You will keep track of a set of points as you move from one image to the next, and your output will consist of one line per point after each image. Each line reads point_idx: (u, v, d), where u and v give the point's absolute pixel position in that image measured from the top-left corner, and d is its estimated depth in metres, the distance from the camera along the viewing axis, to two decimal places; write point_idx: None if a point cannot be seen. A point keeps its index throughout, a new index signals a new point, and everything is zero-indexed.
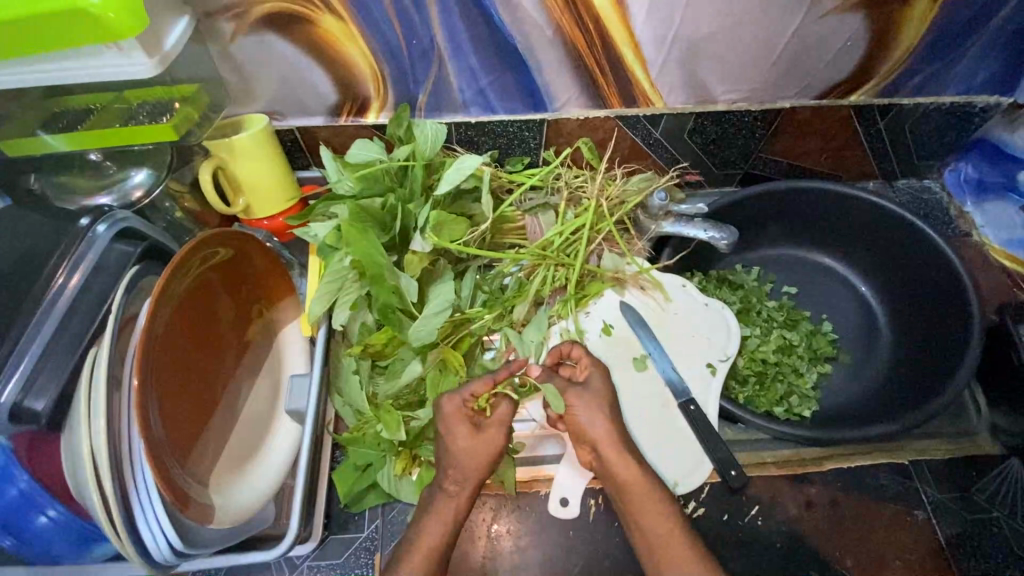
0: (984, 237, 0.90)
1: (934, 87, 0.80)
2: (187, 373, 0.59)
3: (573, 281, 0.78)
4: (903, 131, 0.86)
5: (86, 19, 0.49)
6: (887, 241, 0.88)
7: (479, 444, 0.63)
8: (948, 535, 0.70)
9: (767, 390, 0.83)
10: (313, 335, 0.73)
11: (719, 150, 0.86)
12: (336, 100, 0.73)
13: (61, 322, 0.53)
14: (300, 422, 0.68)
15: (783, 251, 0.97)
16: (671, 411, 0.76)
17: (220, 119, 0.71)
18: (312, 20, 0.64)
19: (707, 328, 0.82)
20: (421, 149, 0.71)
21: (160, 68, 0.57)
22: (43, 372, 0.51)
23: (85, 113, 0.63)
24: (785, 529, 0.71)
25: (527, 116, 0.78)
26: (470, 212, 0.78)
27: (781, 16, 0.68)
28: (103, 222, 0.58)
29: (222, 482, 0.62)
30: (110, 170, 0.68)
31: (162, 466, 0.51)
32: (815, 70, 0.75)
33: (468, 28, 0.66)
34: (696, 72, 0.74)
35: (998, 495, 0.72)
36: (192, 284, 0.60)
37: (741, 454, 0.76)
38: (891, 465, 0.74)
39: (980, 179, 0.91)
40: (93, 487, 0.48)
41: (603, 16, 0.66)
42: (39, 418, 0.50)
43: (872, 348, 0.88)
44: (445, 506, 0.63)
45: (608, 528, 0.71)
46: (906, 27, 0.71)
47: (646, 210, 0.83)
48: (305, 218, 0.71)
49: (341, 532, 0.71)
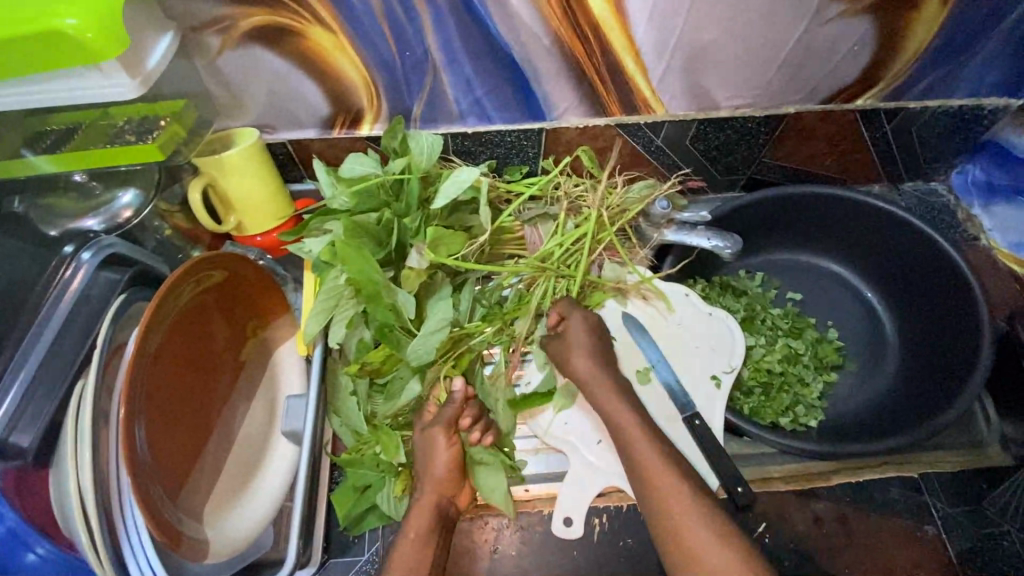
0: (992, 241, 0.88)
1: (942, 90, 0.78)
2: (178, 400, 0.57)
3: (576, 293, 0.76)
4: (910, 135, 0.84)
5: (63, 41, 0.47)
6: (894, 247, 0.86)
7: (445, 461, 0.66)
8: (958, 549, 0.69)
9: (773, 400, 0.81)
10: (308, 354, 0.71)
11: (722, 156, 0.85)
12: (328, 112, 0.71)
13: (47, 354, 0.51)
14: (297, 443, 0.67)
15: (788, 256, 0.95)
16: (675, 425, 0.74)
17: (209, 135, 0.69)
18: (301, 32, 0.61)
19: (711, 338, 0.80)
20: (418, 162, 0.69)
21: (144, 88, 0.55)
22: (30, 406, 0.49)
23: (68, 132, 0.61)
24: (793, 545, 0.70)
25: (525, 126, 0.76)
26: (468, 224, 0.76)
27: (786, 21, 0.66)
28: (88, 249, 0.57)
29: (215, 511, 0.60)
30: (96, 190, 0.66)
31: (151, 501, 0.49)
32: (820, 76, 0.73)
33: (463, 38, 0.64)
34: (698, 79, 0.72)
35: (1009, 508, 0.71)
36: (183, 308, 0.58)
37: (746, 469, 0.75)
38: (899, 478, 0.73)
39: (988, 181, 0.88)
40: (79, 523, 0.46)
41: (602, 23, 0.64)
42: (25, 453, 0.48)
43: (879, 356, 0.87)
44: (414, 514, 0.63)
45: (612, 546, 0.70)
46: (916, 29, 0.69)
47: (647, 218, 0.81)
48: (298, 234, 0.69)
49: (341, 555, 0.70)
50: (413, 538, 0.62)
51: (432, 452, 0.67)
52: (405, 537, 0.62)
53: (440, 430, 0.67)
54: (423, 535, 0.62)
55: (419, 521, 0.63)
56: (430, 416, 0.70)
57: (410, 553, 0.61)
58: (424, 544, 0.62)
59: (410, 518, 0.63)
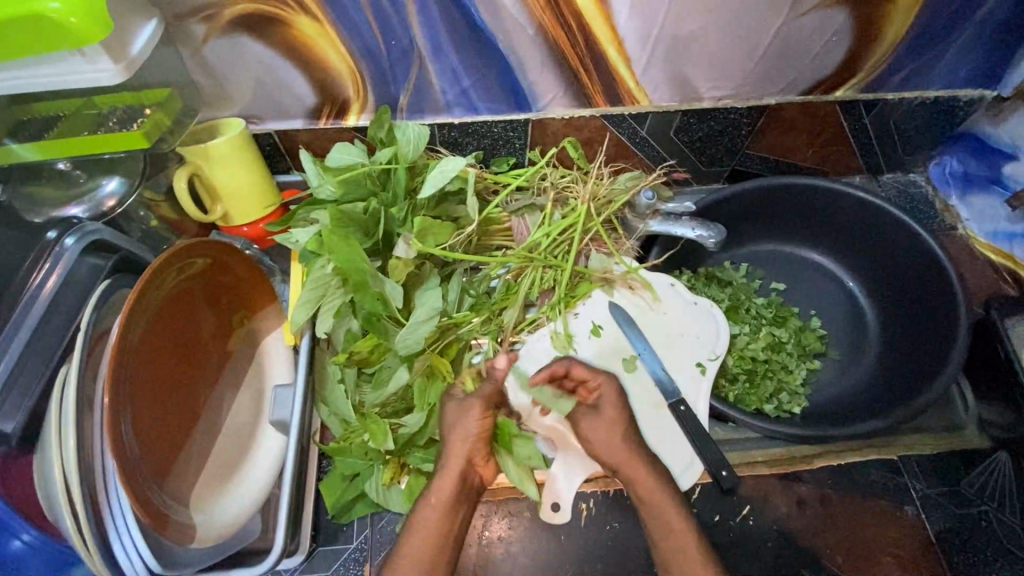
0: (968, 230, 0.91)
1: (918, 82, 0.80)
2: (164, 387, 0.57)
3: (563, 283, 0.77)
4: (888, 126, 0.86)
5: (44, 25, 0.47)
6: (873, 238, 0.88)
7: (476, 430, 0.63)
8: (937, 529, 0.71)
9: (757, 387, 0.82)
10: (296, 343, 0.71)
11: (706, 147, 0.86)
12: (314, 102, 0.71)
13: (30, 340, 0.51)
14: (285, 432, 0.67)
15: (771, 247, 0.97)
16: (661, 412, 0.75)
17: (194, 125, 0.69)
18: (286, 22, 0.62)
19: (696, 327, 0.81)
20: (404, 152, 0.69)
21: (128, 74, 0.55)
22: (12, 392, 0.49)
23: (52, 120, 0.61)
24: (776, 527, 0.71)
25: (511, 117, 0.77)
26: (454, 215, 0.76)
27: (765, 12, 0.67)
28: (71, 235, 0.56)
29: (202, 499, 0.60)
30: (80, 179, 0.66)
31: (137, 486, 0.49)
32: (799, 67, 0.75)
33: (448, 28, 0.65)
34: (680, 70, 0.73)
35: (985, 488, 0.73)
36: (169, 295, 0.58)
37: (731, 454, 0.76)
38: (880, 461, 0.75)
39: (965, 172, 0.91)
40: (65, 507, 0.46)
41: (585, 13, 0.65)
42: (8, 439, 0.48)
43: (861, 343, 0.89)
44: (436, 490, 0.61)
45: (600, 531, 0.71)
46: (891, 21, 0.70)
47: (633, 209, 0.82)
48: (285, 224, 0.69)
49: (329, 543, 0.70)
50: (437, 510, 0.60)
51: (462, 422, 0.64)
52: (427, 503, 0.61)
53: (477, 402, 0.65)
54: (448, 506, 0.61)
55: (445, 487, 0.61)
56: (461, 391, 0.67)
57: (433, 522, 0.60)
58: (448, 515, 0.60)
59: (434, 485, 0.61)
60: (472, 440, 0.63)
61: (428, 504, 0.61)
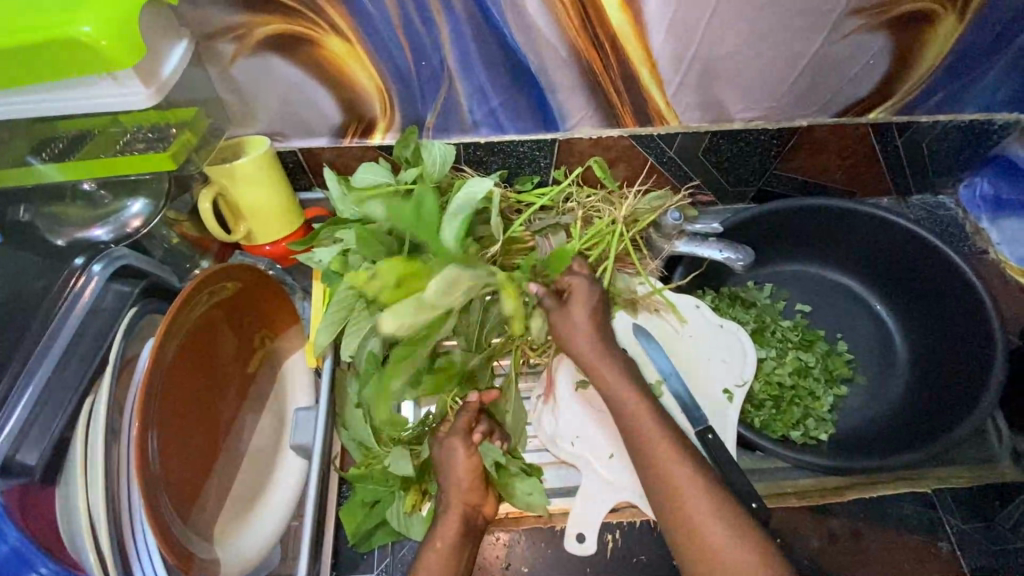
0: (1000, 254, 0.89)
1: (953, 105, 0.78)
2: (191, 415, 0.56)
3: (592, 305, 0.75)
4: (921, 148, 0.84)
5: (77, 48, 0.46)
6: (903, 262, 0.86)
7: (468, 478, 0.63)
8: (973, 566, 0.69)
9: (784, 414, 0.81)
10: (318, 366, 0.70)
11: (733, 167, 0.84)
12: (341, 121, 0.70)
13: (54, 370, 0.50)
14: (306, 458, 0.66)
15: (797, 267, 0.95)
16: (689, 439, 0.74)
17: (221, 143, 0.68)
18: (318, 42, 0.61)
19: (723, 351, 0.80)
20: (430, 172, 0.68)
21: (159, 97, 0.54)
22: (38, 422, 0.48)
23: (78, 139, 0.60)
24: (807, 562, 0.69)
25: (538, 135, 0.75)
26: (477, 235, 0.75)
27: (803, 35, 0.66)
28: (98, 261, 0.55)
29: (226, 528, 0.59)
30: (105, 200, 0.65)
31: (163, 524, 0.48)
32: (834, 90, 0.73)
33: (480, 48, 0.63)
34: (712, 91, 0.72)
35: (1022, 524, 0.71)
36: (198, 320, 0.57)
37: (759, 484, 0.74)
38: (913, 494, 0.73)
39: (997, 196, 0.89)
40: (90, 545, 0.45)
41: (620, 35, 0.64)
42: (31, 471, 0.47)
43: (889, 367, 0.87)
44: (439, 531, 0.61)
45: (626, 563, 0.69)
46: (931, 45, 0.69)
47: (658, 229, 0.81)
48: (309, 244, 0.68)
49: (350, 571, 0.68)
50: (441, 553, 0.60)
51: (453, 460, 0.64)
52: (431, 547, 0.60)
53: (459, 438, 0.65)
54: (450, 546, 0.61)
55: (450, 529, 0.61)
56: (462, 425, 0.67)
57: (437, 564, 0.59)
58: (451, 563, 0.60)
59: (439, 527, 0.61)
60: (464, 483, 0.63)
61: (433, 548, 0.61)
